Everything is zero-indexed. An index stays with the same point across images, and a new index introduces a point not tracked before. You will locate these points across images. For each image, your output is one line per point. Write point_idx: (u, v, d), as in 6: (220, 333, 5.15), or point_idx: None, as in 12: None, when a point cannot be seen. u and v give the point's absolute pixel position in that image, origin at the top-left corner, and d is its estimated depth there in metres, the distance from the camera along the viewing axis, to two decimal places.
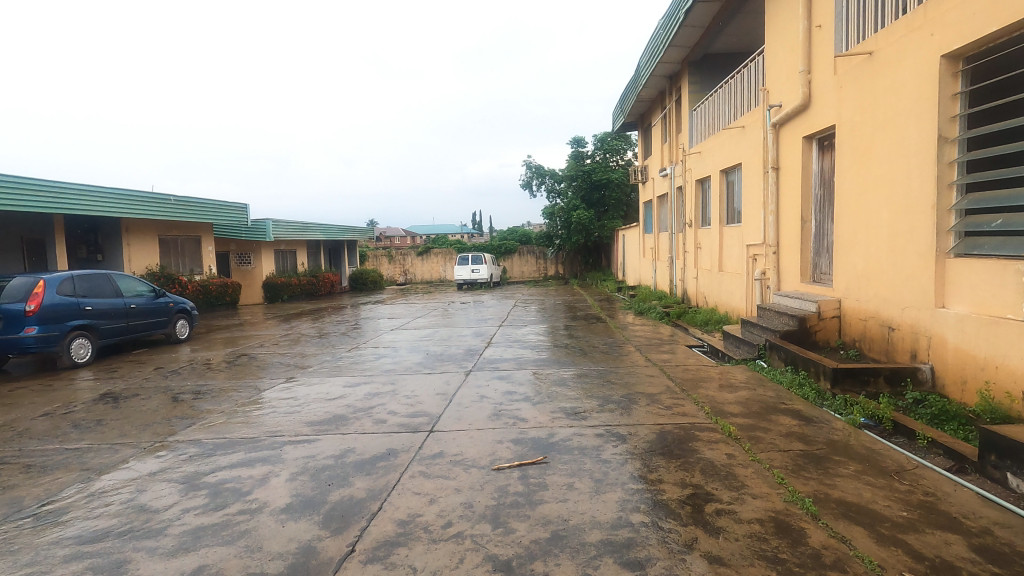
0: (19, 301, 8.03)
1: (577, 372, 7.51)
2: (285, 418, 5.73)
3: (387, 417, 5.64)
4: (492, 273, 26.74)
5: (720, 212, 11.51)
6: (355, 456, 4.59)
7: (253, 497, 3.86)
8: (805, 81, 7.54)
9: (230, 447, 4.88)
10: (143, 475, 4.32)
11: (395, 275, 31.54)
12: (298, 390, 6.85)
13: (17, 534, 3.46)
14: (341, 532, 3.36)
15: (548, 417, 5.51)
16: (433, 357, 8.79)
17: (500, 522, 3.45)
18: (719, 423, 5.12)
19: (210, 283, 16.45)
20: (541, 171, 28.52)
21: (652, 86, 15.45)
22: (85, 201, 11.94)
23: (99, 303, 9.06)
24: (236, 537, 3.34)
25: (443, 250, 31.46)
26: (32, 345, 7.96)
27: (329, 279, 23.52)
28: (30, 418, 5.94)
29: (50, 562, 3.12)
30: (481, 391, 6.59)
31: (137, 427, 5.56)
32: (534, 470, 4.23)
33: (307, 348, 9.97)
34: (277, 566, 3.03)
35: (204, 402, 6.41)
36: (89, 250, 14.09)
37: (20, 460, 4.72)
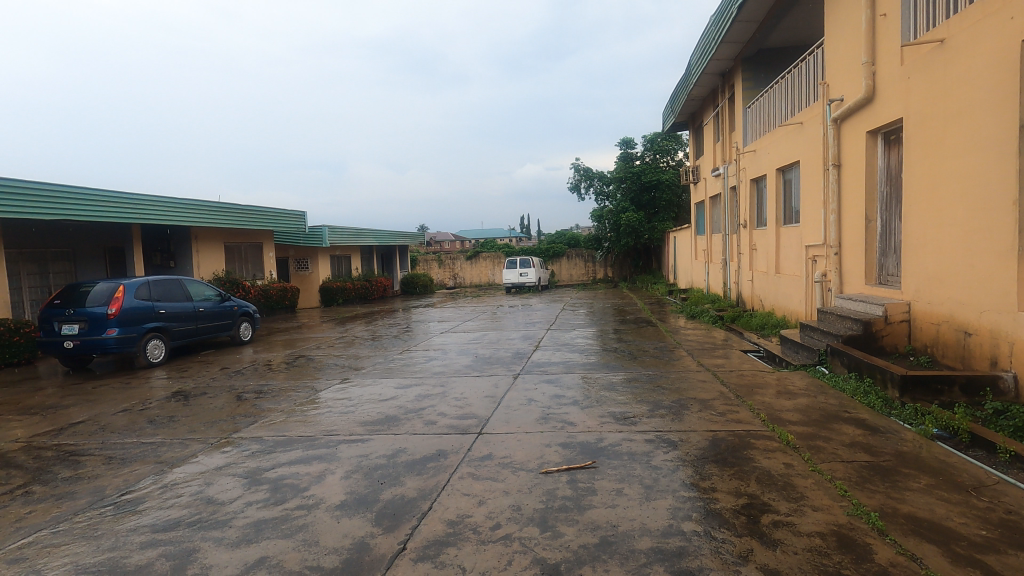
0: (101, 304, 8.67)
1: (627, 376, 7.39)
2: (340, 417, 5.94)
3: (437, 419, 5.74)
4: (540, 276, 26.72)
5: (777, 213, 11.08)
6: (406, 457, 4.69)
7: (310, 493, 4.02)
8: (868, 74, 7.17)
9: (289, 445, 5.09)
10: (210, 470, 4.57)
11: (445, 279, 32.05)
12: (352, 391, 7.07)
13: (100, 520, 3.73)
14: (393, 530, 3.45)
15: (598, 422, 5.45)
16: (481, 360, 8.87)
17: (548, 526, 3.44)
18: (776, 431, 4.93)
19: (271, 287, 17.23)
20: (589, 174, 28.23)
21: (704, 84, 15.08)
22: (156, 211, 12.82)
23: (171, 307, 9.68)
24: (295, 531, 3.48)
25: (492, 254, 31.72)
26: (113, 345, 8.59)
27: (381, 284, 24.15)
28: (111, 414, 6.40)
29: (129, 547, 3.36)
30: (529, 394, 6.60)
31: (205, 423, 5.89)
32: (582, 474, 4.20)
33: (361, 350, 10.28)
34: (332, 560, 3.14)
35: (265, 401, 6.72)
36: (163, 258, 15.00)
37: (103, 452, 5.10)
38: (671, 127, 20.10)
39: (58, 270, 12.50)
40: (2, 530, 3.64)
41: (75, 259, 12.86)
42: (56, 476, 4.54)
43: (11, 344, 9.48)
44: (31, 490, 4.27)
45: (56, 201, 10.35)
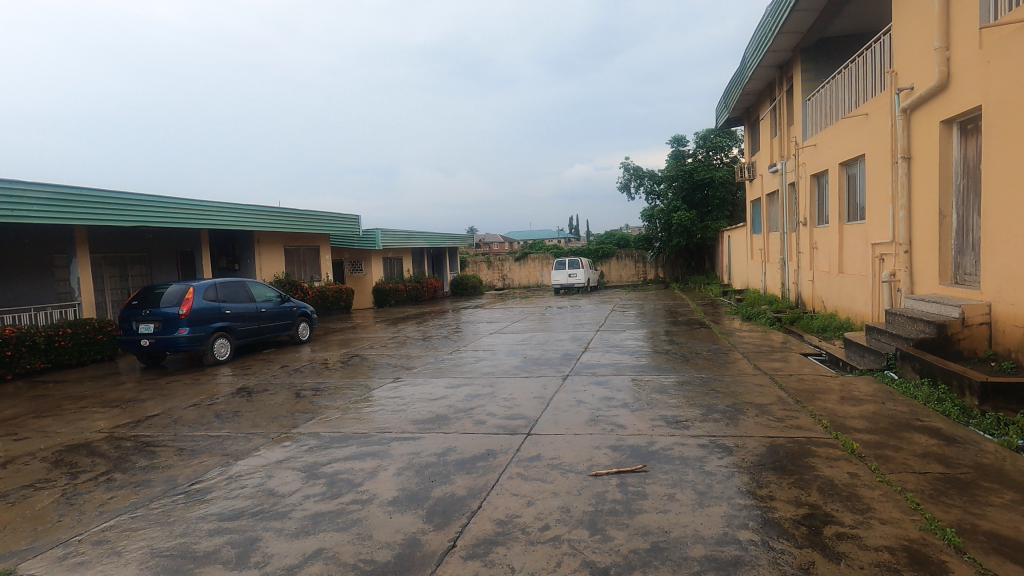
0: (174, 305, 9.24)
1: (679, 379, 7.22)
2: (392, 415, 6.09)
3: (486, 419, 5.79)
4: (589, 277, 26.50)
5: (840, 209, 10.54)
6: (456, 455, 4.76)
7: (364, 488, 4.14)
8: (941, 59, 6.73)
9: (344, 441, 5.26)
10: (271, 463, 4.79)
11: (494, 280, 32.29)
12: (403, 390, 7.23)
13: (173, 507, 3.98)
14: (443, 527, 3.50)
15: (649, 425, 5.35)
16: (530, 361, 8.89)
17: (597, 529, 3.40)
18: (840, 439, 4.68)
19: (327, 289, 17.88)
20: (639, 173, 27.71)
21: (760, 77, 14.56)
22: (225, 217, 13.52)
23: (236, 307, 10.20)
24: (349, 525, 3.59)
25: (541, 255, 31.72)
26: (184, 344, 9.14)
27: (432, 285, 24.60)
28: (183, 408, 6.80)
29: (199, 534, 3.56)
30: (579, 396, 6.56)
31: (267, 419, 6.18)
32: (633, 478, 4.13)
33: (412, 350, 10.50)
34: (385, 555, 3.22)
35: (322, 399, 6.97)
36: (228, 261, 15.83)
37: (175, 443, 5.44)
38: (725, 122, 19.48)
39: (135, 274, 13.40)
40: (88, 514, 3.94)
41: (151, 263, 13.77)
42: (134, 465, 4.87)
43: (95, 342, 10.24)
44: (112, 477, 4.60)
45: (135, 210, 11.15)
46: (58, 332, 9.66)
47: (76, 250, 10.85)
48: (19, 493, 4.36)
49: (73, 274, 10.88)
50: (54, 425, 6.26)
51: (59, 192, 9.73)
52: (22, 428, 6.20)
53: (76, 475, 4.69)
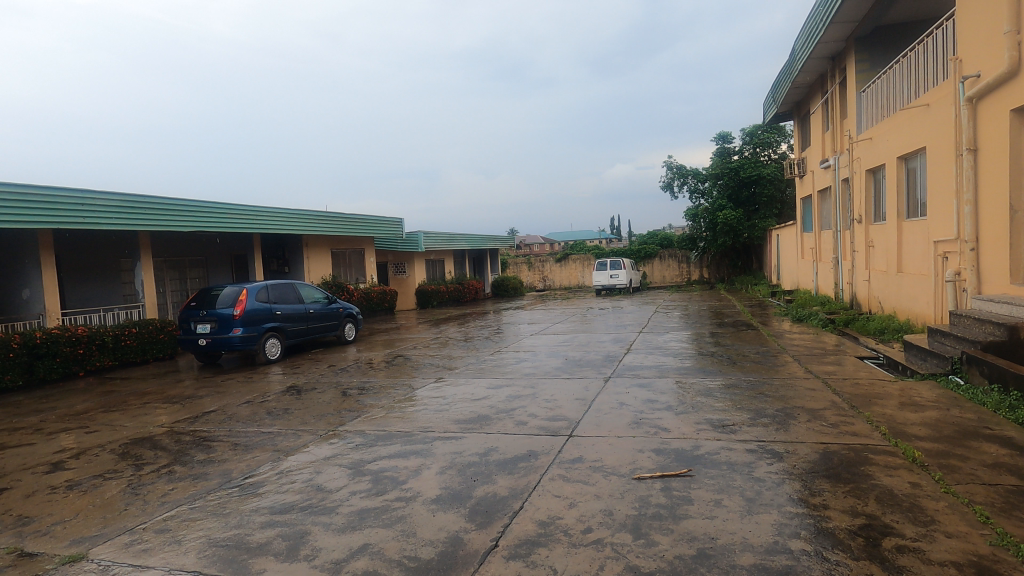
0: (228, 306, 9.67)
1: (725, 382, 7.01)
2: (435, 415, 6.17)
3: (527, 420, 5.79)
4: (631, 278, 26.15)
5: (898, 205, 10.02)
6: (498, 456, 4.78)
7: (408, 486, 4.21)
8: (1011, 45, 6.31)
9: (388, 440, 5.37)
10: (320, 459, 4.93)
11: (535, 281, 32.28)
12: (445, 390, 7.32)
13: (228, 500, 4.16)
14: (485, 526, 3.53)
15: (693, 429, 5.23)
16: (572, 362, 8.83)
17: (641, 534, 3.35)
18: (900, 447, 4.45)
19: (372, 290, 18.30)
20: (683, 172, 27.13)
21: (811, 69, 14.02)
22: (275, 221, 14.03)
23: (286, 308, 10.56)
24: (394, 522, 3.67)
25: (582, 256, 31.54)
26: (238, 343, 9.56)
27: (473, 286, 24.80)
28: (237, 405, 7.10)
29: (252, 526, 3.71)
30: (621, 398, 6.47)
31: (315, 416, 6.37)
32: (677, 482, 4.05)
33: (454, 351, 10.62)
34: (428, 552, 3.26)
35: (367, 397, 7.14)
36: (279, 263, 16.32)
37: (230, 438, 5.68)
38: (773, 117, 18.84)
39: (193, 276, 14.08)
40: (151, 504, 4.16)
41: (207, 266, 14.43)
42: (192, 458, 5.12)
43: (157, 341, 10.82)
44: (173, 469, 4.85)
45: (193, 216, 11.71)
46: (124, 331, 10.24)
47: (139, 254, 11.48)
48: (90, 481, 4.65)
49: (138, 276, 11.52)
50: (121, 419, 6.65)
51: (124, 200, 10.35)
52: (93, 421, 6.61)
53: (140, 466, 4.96)
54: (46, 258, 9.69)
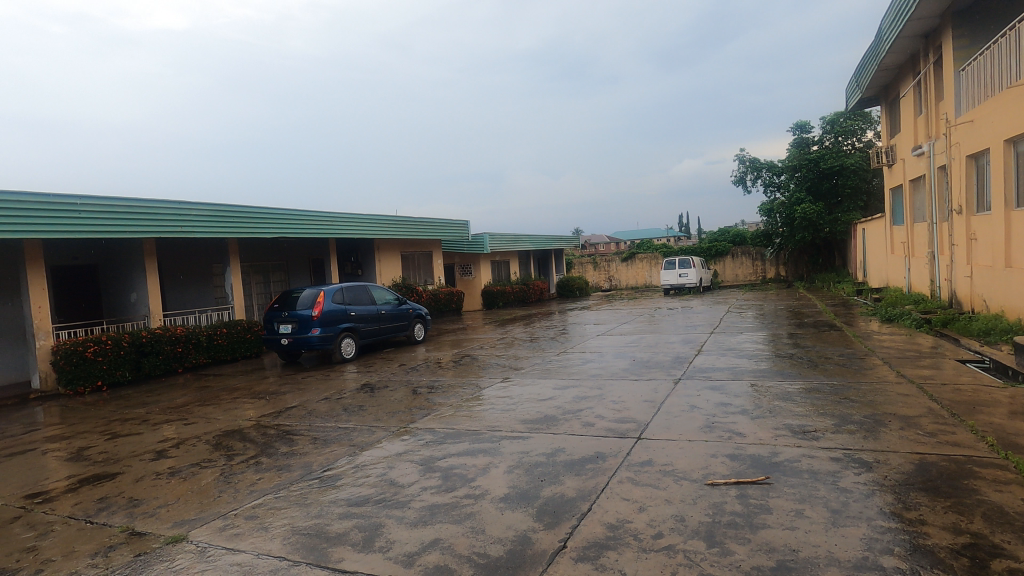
0: (308, 307, 10.21)
1: (806, 385, 6.64)
2: (502, 415, 6.22)
3: (595, 421, 5.72)
4: (701, 277, 25.26)
5: (1005, 193, 9.10)
6: (565, 456, 4.76)
7: (477, 484, 4.28)
8: None
9: (457, 437, 5.48)
10: (392, 455, 5.11)
11: (601, 281, 31.91)
12: (512, 390, 7.37)
13: (309, 491, 4.40)
14: (553, 527, 3.52)
15: (771, 434, 4.97)
16: (640, 364, 8.64)
17: (716, 542, 3.23)
18: (1011, 460, 4.03)
19: (439, 292, 18.77)
20: (757, 165, 25.86)
21: (900, 49, 13.00)
22: (350, 227, 14.66)
23: (360, 310, 11.03)
24: (464, 518, 3.74)
25: (649, 255, 30.84)
26: (316, 343, 10.10)
27: (538, 287, 24.82)
28: (316, 401, 7.49)
29: (331, 517, 3.90)
30: (692, 400, 6.27)
31: (387, 413, 6.61)
32: (754, 490, 3.87)
33: (521, 351, 10.67)
34: (497, 550, 3.30)
35: (436, 396, 7.32)
36: (352, 266, 17.10)
37: (310, 433, 6.00)
38: (858, 103, 17.61)
39: (276, 280, 15.00)
40: (241, 492, 4.47)
41: (288, 270, 15.33)
42: (277, 451, 5.45)
43: (244, 341, 11.61)
44: (260, 460, 5.19)
45: (275, 224, 12.47)
46: (216, 331, 11.08)
47: (229, 259, 12.36)
48: (189, 469, 5.06)
49: (228, 280, 12.41)
50: (214, 412, 7.18)
51: (216, 210, 11.16)
52: (190, 414, 7.19)
53: (231, 457, 5.34)
54: (149, 264, 10.64)
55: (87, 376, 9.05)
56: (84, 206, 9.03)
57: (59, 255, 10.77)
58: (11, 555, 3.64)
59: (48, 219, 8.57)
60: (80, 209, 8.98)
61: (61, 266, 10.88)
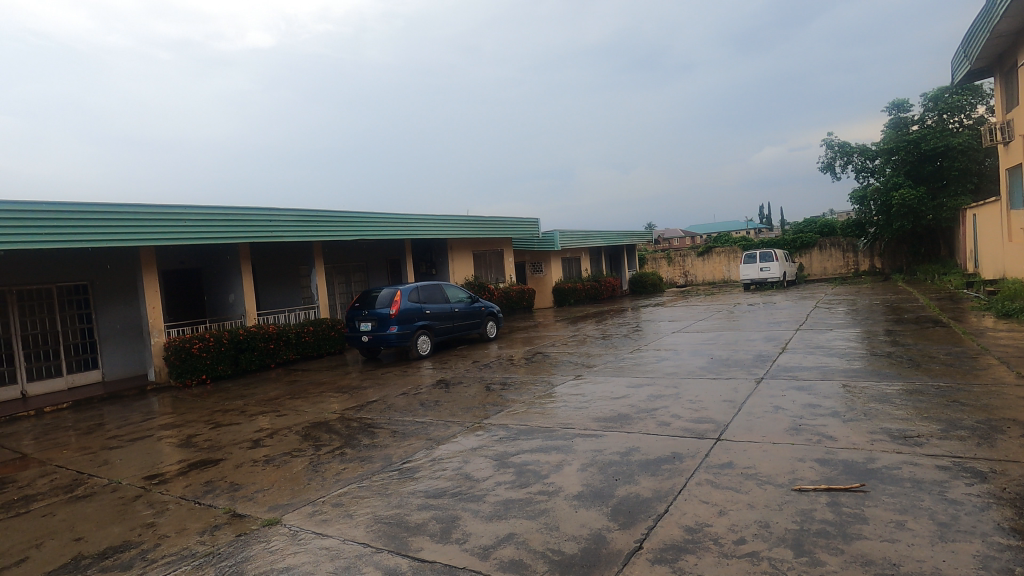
0: (386, 306, 10.65)
1: (907, 387, 6.10)
2: (575, 412, 6.19)
3: (671, 421, 5.56)
4: (786, 270, 23.86)
5: None
6: (640, 456, 4.67)
7: (550, 481, 4.29)
8: None
9: (530, 434, 5.53)
10: (468, 450, 5.23)
11: (675, 277, 30.97)
12: (585, 388, 7.32)
13: (390, 482, 4.59)
14: (629, 527, 3.47)
15: (866, 439, 4.62)
16: (718, 362, 8.31)
17: (804, 551, 3.05)
18: None
19: (511, 289, 18.95)
20: (847, 149, 24.05)
21: (1016, 13, 11.66)
22: (425, 228, 15.13)
23: (435, 308, 11.35)
24: (537, 514, 3.76)
25: (728, 249, 29.55)
26: (394, 340, 10.52)
27: (610, 283, 24.41)
28: (395, 396, 7.80)
29: (410, 507, 4.05)
30: (777, 401, 5.94)
31: (462, 409, 6.77)
32: (847, 498, 3.62)
33: (593, 349, 10.55)
34: (572, 547, 3.30)
35: (509, 393, 7.41)
36: (427, 266, 17.60)
37: (389, 426, 6.26)
38: (965, 77, 15.96)
39: (356, 280, 15.74)
40: (328, 480, 4.74)
41: (368, 271, 16.04)
42: (360, 442, 5.73)
43: (329, 338, 12.29)
44: (345, 451, 5.48)
45: (357, 226, 13.09)
46: (304, 329, 11.79)
47: (314, 261, 13.10)
48: (281, 457, 5.44)
49: (313, 281, 13.14)
50: (302, 405, 7.65)
51: (303, 214, 11.88)
52: (282, 406, 7.72)
53: (319, 447, 5.68)
54: (245, 267, 11.50)
55: (193, 370, 9.93)
56: (189, 215, 9.91)
57: (169, 260, 11.87)
58: (134, 529, 4.08)
59: (160, 228, 9.50)
60: (186, 218, 9.86)
61: (171, 270, 12.00)
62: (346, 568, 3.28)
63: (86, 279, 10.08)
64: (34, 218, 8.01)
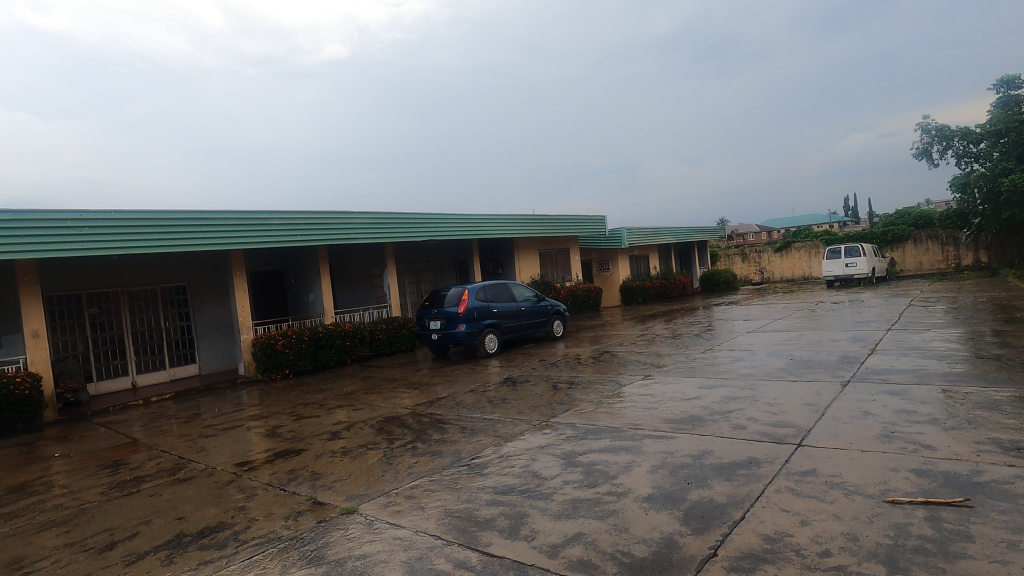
0: (454, 305, 10.89)
1: (1019, 393, 5.50)
2: (644, 413, 6.06)
3: (747, 424, 5.32)
4: (874, 266, 22.19)
5: None
6: (713, 460, 4.50)
7: (619, 482, 4.23)
8: None
9: (598, 434, 5.47)
10: (535, 448, 5.25)
11: (750, 274, 29.61)
12: (655, 388, 7.15)
13: (459, 477, 4.69)
14: (703, 533, 3.35)
15: (971, 449, 4.21)
16: (799, 363, 7.87)
17: (898, 568, 2.83)
18: None
19: (577, 288, 18.80)
20: (946, 133, 22.00)
21: None
22: (492, 228, 15.29)
23: (502, 307, 11.46)
24: (606, 515, 3.72)
25: (808, 244, 27.83)
26: (462, 338, 10.73)
27: (680, 281, 23.68)
28: (463, 393, 7.95)
29: (479, 502, 4.13)
30: (866, 406, 5.54)
31: (530, 407, 6.80)
32: (949, 513, 3.32)
33: (663, 349, 10.27)
34: (642, 550, 3.23)
35: (576, 392, 7.36)
36: (493, 266, 17.80)
37: (459, 422, 6.39)
38: None
39: (426, 279, 16.18)
40: (401, 473, 4.91)
41: (437, 270, 16.46)
42: (430, 437, 5.90)
43: (400, 335, 12.72)
44: (416, 445, 5.66)
45: (426, 228, 13.41)
46: (377, 327, 12.26)
47: (386, 261, 13.56)
48: (358, 450, 5.69)
49: (386, 281, 13.61)
50: (376, 400, 7.97)
51: (376, 218, 12.31)
52: (358, 401, 8.07)
53: (392, 441, 5.90)
54: (323, 268, 12.11)
55: (278, 365, 10.59)
56: (273, 220, 10.55)
57: (256, 262, 12.72)
58: (227, 511, 4.41)
59: (247, 232, 10.17)
60: (270, 222, 10.49)
61: (257, 271, 12.84)
62: (419, 559, 3.38)
63: (184, 280, 10.99)
64: (139, 225, 8.81)
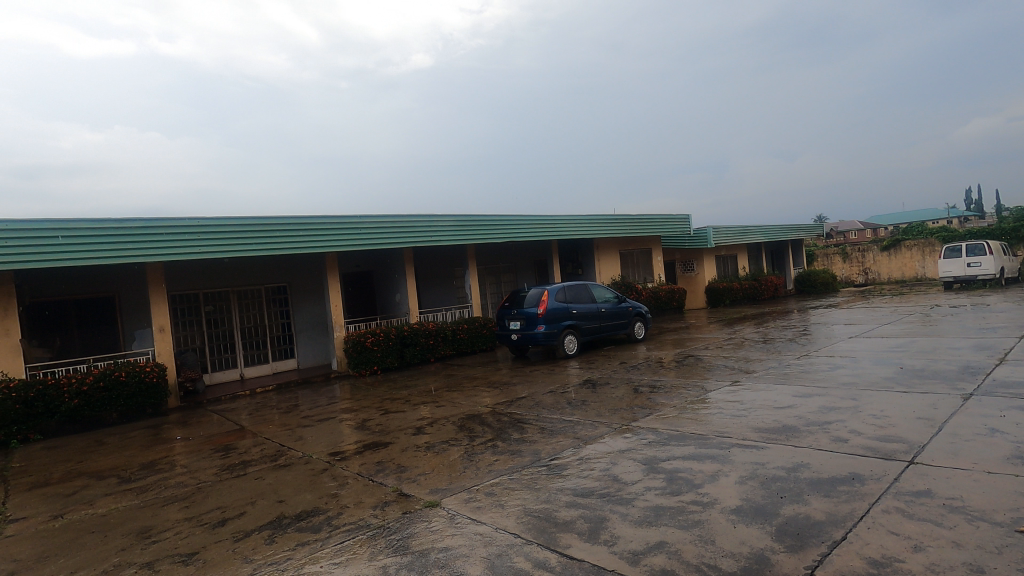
0: (534, 306, 10.93)
1: None
2: (732, 420, 5.78)
3: (849, 437, 4.91)
4: (1003, 266, 19.73)
5: None
6: (810, 474, 4.20)
7: (705, 491, 4.05)
8: None
9: (682, 440, 5.28)
10: (616, 451, 5.15)
11: (853, 275, 27.36)
12: (744, 395, 6.79)
13: (538, 477, 4.71)
14: (798, 551, 3.14)
15: None
16: (910, 372, 7.16)
17: None
18: None
19: (660, 289, 18.27)
20: None
21: None
22: (572, 228, 15.16)
23: (581, 308, 11.38)
24: (691, 525, 3.58)
25: (921, 241, 25.27)
26: (542, 338, 10.76)
27: (772, 282, 22.32)
28: (542, 393, 7.97)
29: (559, 504, 4.12)
30: (992, 422, 4.94)
31: (610, 410, 6.69)
32: None
33: (753, 353, 9.74)
34: (730, 564, 3.09)
35: (658, 396, 7.15)
36: (573, 266, 17.69)
37: (538, 423, 6.40)
38: None
39: (506, 280, 16.39)
40: (481, 470, 5.00)
41: (517, 271, 16.61)
42: (510, 436, 5.96)
43: (481, 335, 12.95)
44: (496, 444, 5.73)
45: (507, 229, 13.54)
46: (459, 327, 12.58)
47: (467, 262, 13.87)
48: (440, 445, 5.87)
49: (467, 281, 13.91)
50: (458, 398, 8.18)
51: (459, 220, 12.59)
52: (440, 398, 8.32)
53: (473, 438, 6.02)
54: (408, 269, 12.60)
55: (367, 361, 11.16)
56: (363, 224, 11.10)
57: (348, 264, 13.47)
58: (322, 497, 4.71)
59: (339, 236, 10.77)
60: (361, 227, 11.05)
61: (349, 272, 13.59)
62: (499, 556, 3.44)
63: (285, 280, 11.85)
64: (247, 231, 9.60)
